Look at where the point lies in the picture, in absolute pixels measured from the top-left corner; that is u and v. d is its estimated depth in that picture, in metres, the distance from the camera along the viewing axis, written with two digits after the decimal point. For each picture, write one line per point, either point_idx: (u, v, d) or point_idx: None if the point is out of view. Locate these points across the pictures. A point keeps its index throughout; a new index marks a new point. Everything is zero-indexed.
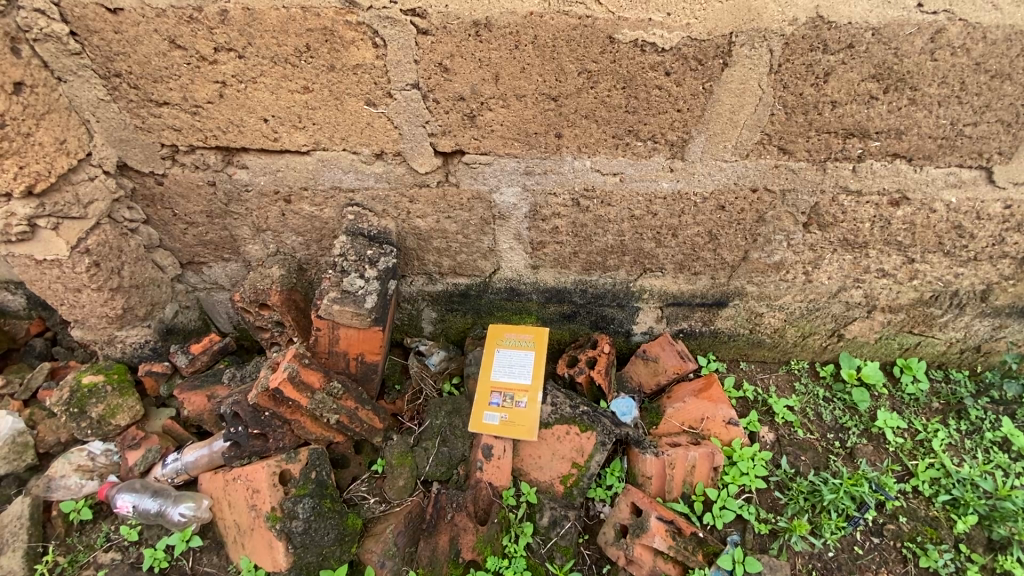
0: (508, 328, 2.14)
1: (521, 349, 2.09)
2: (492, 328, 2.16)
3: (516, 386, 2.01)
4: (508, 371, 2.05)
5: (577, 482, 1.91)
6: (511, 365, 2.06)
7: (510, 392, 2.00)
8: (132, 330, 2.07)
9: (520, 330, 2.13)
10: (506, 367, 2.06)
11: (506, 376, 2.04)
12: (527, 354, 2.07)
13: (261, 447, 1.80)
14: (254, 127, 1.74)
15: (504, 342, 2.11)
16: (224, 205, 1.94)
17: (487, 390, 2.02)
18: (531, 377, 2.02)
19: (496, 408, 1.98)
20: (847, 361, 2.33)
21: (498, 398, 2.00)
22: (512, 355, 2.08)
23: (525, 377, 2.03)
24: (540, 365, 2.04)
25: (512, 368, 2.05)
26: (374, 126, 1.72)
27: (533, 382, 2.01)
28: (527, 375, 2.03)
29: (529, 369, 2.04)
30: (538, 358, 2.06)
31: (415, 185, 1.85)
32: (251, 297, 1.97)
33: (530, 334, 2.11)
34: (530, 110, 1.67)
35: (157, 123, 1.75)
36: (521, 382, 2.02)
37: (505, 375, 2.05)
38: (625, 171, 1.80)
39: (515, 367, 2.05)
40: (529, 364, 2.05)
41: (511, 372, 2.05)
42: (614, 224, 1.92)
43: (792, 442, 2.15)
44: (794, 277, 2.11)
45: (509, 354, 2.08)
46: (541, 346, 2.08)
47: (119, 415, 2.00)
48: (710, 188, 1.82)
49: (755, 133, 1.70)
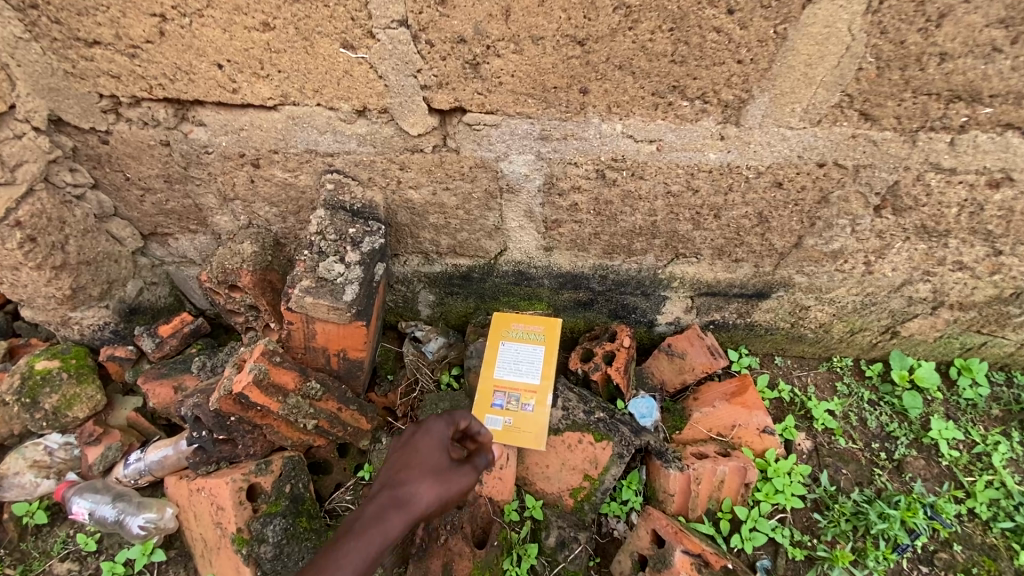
0: (515, 316, 1.86)
1: (529, 342, 1.82)
2: (496, 315, 1.88)
3: (524, 387, 1.77)
4: (515, 368, 1.79)
5: (589, 497, 1.70)
6: (517, 360, 1.81)
7: (516, 393, 1.77)
8: (88, 311, 1.82)
9: (529, 320, 1.85)
10: (512, 363, 1.81)
11: (512, 374, 1.79)
12: (536, 349, 1.81)
13: (229, 454, 1.55)
14: (207, 75, 1.41)
15: (509, 332, 1.85)
16: (183, 168, 1.65)
17: (490, 389, 1.78)
18: (540, 378, 1.78)
19: (499, 411, 1.75)
20: (899, 361, 2.12)
21: (502, 399, 1.76)
22: (519, 349, 1.82)
23: (533, 376, 1.78)
24: (551, 363, 1.79)
25: (519, 364, 1.80)
26: (354, 76, 1.38)
27: (543, 384, 1.77)
28: (535, 374, 1.79)
29: (538, 367, 1.80)
30: (548, 355, 1.80)
31: (407, 150, 1.52)
32: (218, 277, 1.71)
33: (541, 326, 1.84)
34: (547, 58, 1.32)
35: (91, 68, 1.43)
36: (528, 383, 1.77)
37: (510, 372, 1.80)
38: (663, 138, 1.44)
39: (523, 364, 1.80)
40: (538, 361, 1.80)
41: (518, 369, 1.80)
42: (645, 201, 1.59)
43: (832, 453, 1.95)
44: (852, 268, 1.80)
45: (515, 346, 1.83)
46: (554, 342, 1.82)
47: (76, 407, 1.78)
48: (768, 161, 1.46)
49: (834, 94, 1.32)
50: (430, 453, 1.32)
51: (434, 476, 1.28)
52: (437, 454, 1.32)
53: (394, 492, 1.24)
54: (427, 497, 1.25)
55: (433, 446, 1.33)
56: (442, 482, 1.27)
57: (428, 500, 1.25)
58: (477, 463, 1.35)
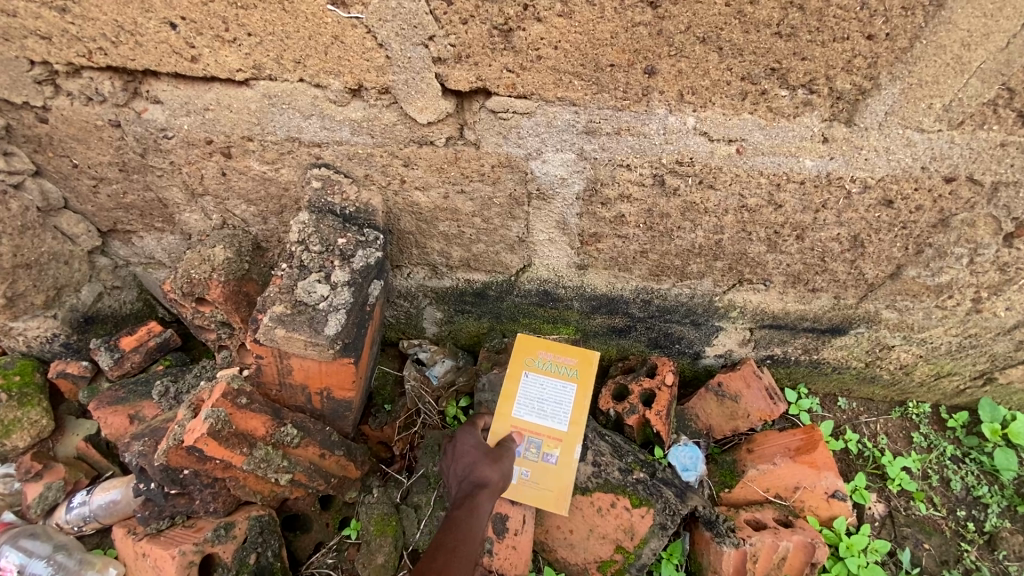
0: (543, 342, 1.52)
1: (558, 378, 1.49)
2: (519, 338, 1.53)
3: (547, 434, 1.45)
4: (538, 408, 1.47)
5: (621, 573, 1.40)
6: (541, 399, 1.48)
7: (537, 442, 1.45)
8: (32, 321, 1.54)
9: (560, 351, 1.51)
10: (535, 401, 1.48)
11: (535, 416, 1.47)
12: (567, 388, 1.48)
13: (185, 509, 1.26)
14: (160, 37, 1.09)
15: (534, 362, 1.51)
16: (140, 155, 1.34)
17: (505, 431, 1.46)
18: (569, 425, 1.45)
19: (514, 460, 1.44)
20: (992, 413, 1.78)
21: (520, 446, 1.44)
22: (544, 385, 1.49)
23: (559, 422, 1.46)
24: (583, 408, 1.46)
25: (544, 405, 1.47)
26: (347, 43, 1.06)
27: (570, 432, 1.45)
28: (563, 418, 1.46)
29: (566, 410, 1.47)
30: (580, 397, 1.47)
31: (413, 142, 1.20)
32: (183, 289, 1.42)
33: (574, 360, 1.50)
34: (604, 25, 0.99)
35: (15, 25, 1.12)
36: (554, 429, 1.45)
37: (532, 412, 1.48)
38: (747, 138, 1.10)
39: (548, 404, 1.47)
40: (567, 403, 1.47)
41: (541, 410, 1.47)
42: (711, 216, 1.26)
43: (910, 521, 1.64)
44: (957, 305, 1.46)
45: (540, 380, 1.49)
46: (588, 381, 1.48)
47: (15, 435, 1.50)
48: (880, 172, 1.12)
49: (989, 85, 0.98)
50: (471, 447, 1.41)
51: (485, 458, 1.38)
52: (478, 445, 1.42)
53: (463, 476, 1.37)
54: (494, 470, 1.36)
55: (471, 441, 1.43)
56: (492, 462, 1.36)
57: (494, 473, 1.36)
58: (507, 446, 1.42)
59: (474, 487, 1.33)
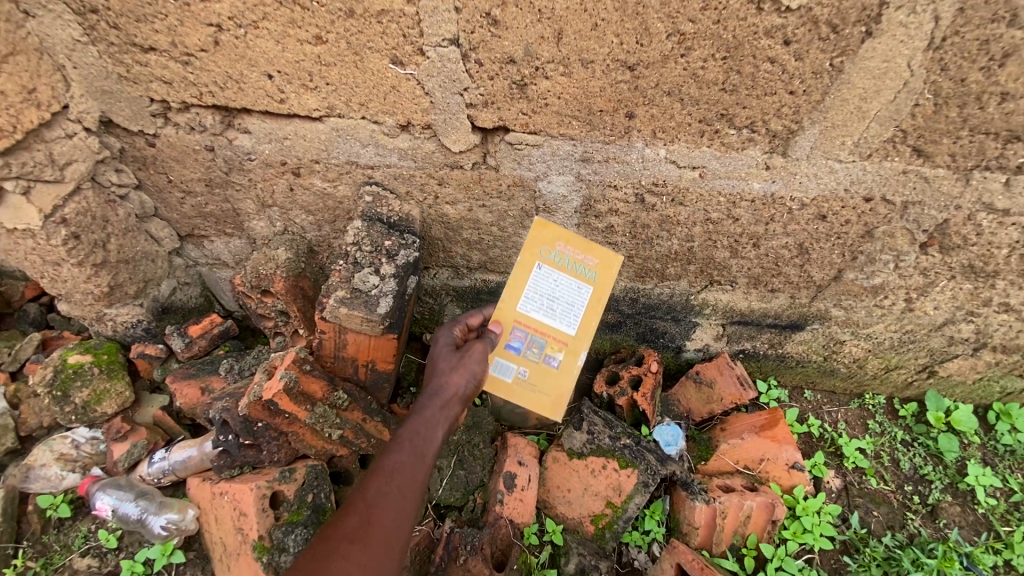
0: (563, 233, 1.43)
1: (572, 279, 1.44)
2: (537, 223, 1.42)
3: (553, 336, 1.44)
4: (547, 307, 1.43)
5: (611, 525, 1.66)
6: (554, 296, 1.44)
7: (541, 341, 1.44)
8: (123, 308, 1.85)
9: (580, 249, 1.43)
10: (546, 298, 1.44)
11: (542, 314, 1.44)
12: (579, 291, 1.44)
13: (253, 459, 1.55)
14: (257, 84, 1.42)
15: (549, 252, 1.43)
16: (225, 173, 1.67)
17: (511, 323, 1.43)
18: (576, 330, 1.44)
19: (516, 359, 1.44)
20: (935, 402, 2.05)
21: (523, 343, 1.43)
22: (559, 281, 1.44)
23: (567, 325, 1.44)
24: (594, 312, 1.45)
25: (554, 305, 1.43)
26: (401, 91, 1.39)
27: (576, 337, 1.44)
28: (572, 322, 1.45)
29: (575, 314, 1.44)
30: (594, 301, 1.45)
31: (446, 166, 1.53)
32: (252, 282, 1.73)
33: (595, 261, 1.44)
34: (596, 81, 1.31)
35: (144, 73, 1.45)
36: (561, 332, 1.44)
37: (539, 309, 1.44)
38: (707, 165, 1.42)
39: (558, 304, 1.44)
40: (580, 305, 1.44)
41: (551, 309, 1.44)
42: (683, 227, 1.57)
43: (863, 493, 1.89)
44: (892, 304, 1.75)
45: (554, 275, 1.43)
46: (605, 286, 1.45)
47: (105, 402, 1.81)
48: (813, 193, 1.44)
49: (887, 128, 1.29)
50: (446, 353, 1.40)
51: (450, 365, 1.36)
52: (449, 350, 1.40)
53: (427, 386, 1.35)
54: (454, 379, 1.33)
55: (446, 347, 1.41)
56: (455, 369, 1.34)
57: (453, 383, 1.33)
58: (487, 339, 1.40)
59: (429, 401, 1.31)
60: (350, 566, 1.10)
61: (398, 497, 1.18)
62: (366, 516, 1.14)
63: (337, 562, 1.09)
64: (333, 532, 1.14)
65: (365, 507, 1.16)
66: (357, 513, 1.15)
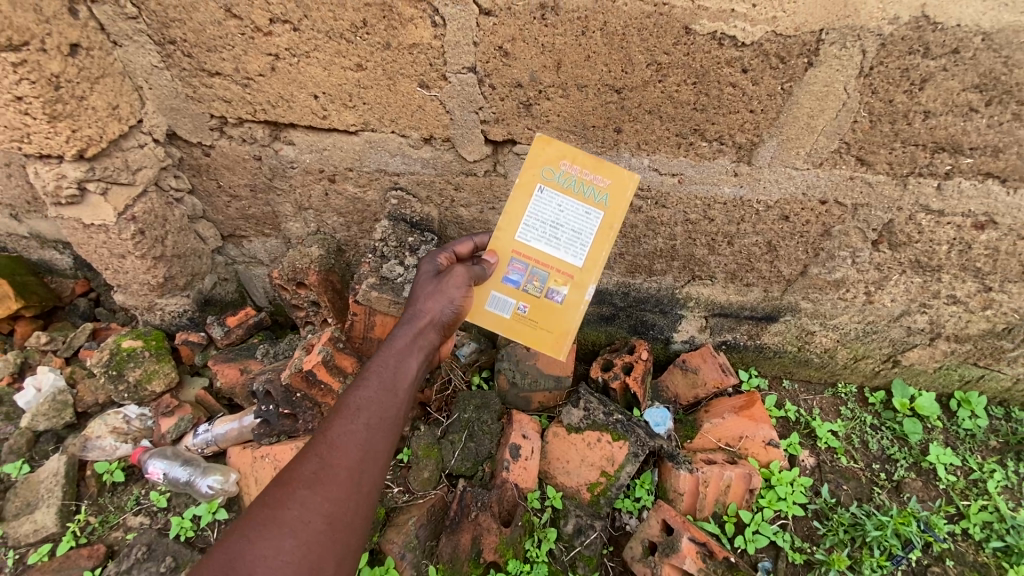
0: (568, 154, 1.46)
1: (579, 205, 1.47)
2: (541, 144, 1.47)
3: (555, 267, 1.49)
4: (550, 237, 1.49)
5: (605, 492, 1.87)
6: (557, 224, 1.49)
7: (543, 272, 1.50)
8: (172, 298, 2.09)
9: (589, 171, 1.46)
10: (548, 228, 1.49)
11: (545, 244, 1.49)
12: (587, 218, 1.47)
13: (290, 428, 1.78)
14: (304, 103, 1.68)
15: (554, 179, 1.48)
16: (269, 180, 1.92)
17: (511, 254, 1.50)
18: (581, 262, 1.49)
19: (516, 294, 1.51)
20: (901, 390, 2.26)
21: (523, 275, 1.50)
22: (563, 207, 1.48)
23: (572, 257, 1.49)
24: (601, 242, 1.48)
25: (558, 234, 1.48)
26: (426, 110, 1.65)
27: (580, 269, 1.49)
28: (577, 252, 1.49)
29: (580, 245, 1.48)
30: (602, 229, 1.47)
31: (462, 173, 1.79)
32: (289, 275, 1.97)
33: (605, 184, 1.47)
34: (589, 102, 1.57)
35: (207, 93, 1.70)
36: (565, 262, 1.49)
37: (542, 239, 1.49)
38: (684, 173, 1.67)
39: (563, 233, 1.48)
40: (586, 234, 1.48)
41: (554, 239, 1.49)
42: (667, 227, 1.82)
43: (834, 469, 2.08)
44: (854, 297, 1.98)
45: (558, 202, 1.48)
46: (616, 215, 1.47)
47: (154, 381, 2.02)
48: (776, 197, 1.69)
49: (833, 141, 1.55)
50: (427, 280, 1.48)
51: (429, 294, 1.44)
52: (429, 279, 1.48)
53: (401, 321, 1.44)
54: (426, 310, 1.42)
55: (428, 273, 1.50)
56: (431, 297, 1.43)
57: (428, 311, 1.42)
58: (472, 267, 1.48)
59: (404, 333, 1.40)
60: (307, 509, 1.13)
61: (361, 435, 1.24)
62: (325, 459, 1.19)
63: (294, 506, 1.12)
64: (290, 478, 1.17)
65: (325, 450, 1.20)
66: (319, 452, 1.20)
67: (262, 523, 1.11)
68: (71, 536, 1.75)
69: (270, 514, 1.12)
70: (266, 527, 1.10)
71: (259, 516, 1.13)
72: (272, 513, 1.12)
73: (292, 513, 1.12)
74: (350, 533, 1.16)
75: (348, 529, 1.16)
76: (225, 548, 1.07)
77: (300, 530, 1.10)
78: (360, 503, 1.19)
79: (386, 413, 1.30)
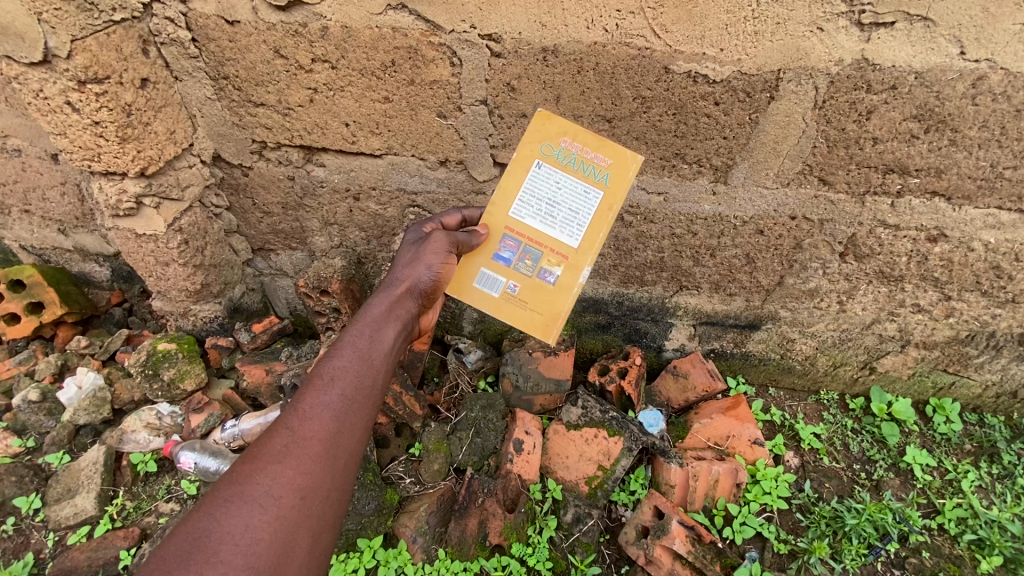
0: (568, 133, 1.62)
1: (578, 185, 1.63)
2: (541, 121, 1.63)
3: (551, 246, 1.63)
4: (547, 215, 1.64)
5: (601, 485, 2.00)
6: (553, 203, 1.64)
7: (537, 251, 1.65)
8: (206, 305, 2.30)
9: (591, 152, 1.62)
10: (544, 206, 1.65)
11: (540, 223, 1.65)
12: (584, 199, 1.62)
13: None
14: (336, 130, 1.93)
15: (553, 156, 1.64)
16: (299, 198, 2.15)
17: (505, 229, 1.65)
18: (576, 243, 1.64)
19: (507, 270, 1.66)
20: (878, 396, 2.42)
21: (515, 252, 1.65)
22: (561, 187, 1.63)
23: (568, 238, 1.64)
24: (599, 226, 1.63)
25: (554, 213, 1.64)
26: (443, 136, 1.89)
27: (574, 250, 1.64)
28: (574, 233, 1.64)
29: (576, 226, 1.63)
30: (600, 213, 1.62)
31: (473, 191, 2.02)
32: (314, 283, 2.17)
33: (606, 165, 1.62)
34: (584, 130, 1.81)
35: (252, 121, 1.95)
36: (560, 242, 1.64)
37: (538, 218, 1.65)
38: (669, 191, 1.90)
39: (560, 213, 1.64)
40: (583, 215, 1.63)
41: (549, 217, 1.64)
42: (655, 240, 2.03)
43: (817, 469, 2.21)
44: (828, 305, 2.17)
45: (557, 180, 1.63)
46: (613, 197, 1.62)
47: (186, 380, 2.20)
48: (751, 213, 1.91)
49: (797, 163, 1.78)
50: (408, 255, 1.65)
51: (409, 264, 1.61)
52: (408, 255, 1.64)
53: (380, 291, 1.59)
54: (405, 278, 1.59)
55: (410, 249, 1.66)
56: (412, 267, 1.60)
57: (406, 279, 1.58)
58: (460, 238, 1.60)
59: (383, 303, 1.56)
60: (279, 483, 1.17)
61: (334, 406, 1.31)
62: (296, 431, 1.25)
63: (266, 480, 1.17)
64: (262, 453, 1.22)
65: (297, 422, 1.27)
66: (292, 424, 1.27)
67: (232, 499, 1.15)
68: (108, 519, 1.90)
69: (240, 490, 1.16)
70: (238, 501, 1.14)
71: (229, 493, 1.17)
72: (241, 488, 1.16)
73: (263, 488, 1.16)
74: (324, 505, 1.21)
75: (321, 502, 1.21)
76: (193, 528, 1.11)
77: (272, 504, 1.15)
78: (334, 474, 1.25)
79: (360, 386, 1.38)
